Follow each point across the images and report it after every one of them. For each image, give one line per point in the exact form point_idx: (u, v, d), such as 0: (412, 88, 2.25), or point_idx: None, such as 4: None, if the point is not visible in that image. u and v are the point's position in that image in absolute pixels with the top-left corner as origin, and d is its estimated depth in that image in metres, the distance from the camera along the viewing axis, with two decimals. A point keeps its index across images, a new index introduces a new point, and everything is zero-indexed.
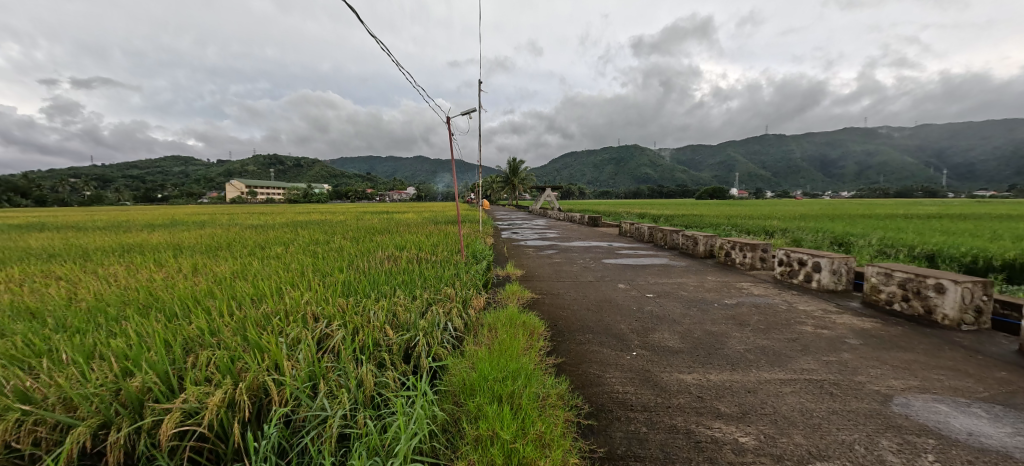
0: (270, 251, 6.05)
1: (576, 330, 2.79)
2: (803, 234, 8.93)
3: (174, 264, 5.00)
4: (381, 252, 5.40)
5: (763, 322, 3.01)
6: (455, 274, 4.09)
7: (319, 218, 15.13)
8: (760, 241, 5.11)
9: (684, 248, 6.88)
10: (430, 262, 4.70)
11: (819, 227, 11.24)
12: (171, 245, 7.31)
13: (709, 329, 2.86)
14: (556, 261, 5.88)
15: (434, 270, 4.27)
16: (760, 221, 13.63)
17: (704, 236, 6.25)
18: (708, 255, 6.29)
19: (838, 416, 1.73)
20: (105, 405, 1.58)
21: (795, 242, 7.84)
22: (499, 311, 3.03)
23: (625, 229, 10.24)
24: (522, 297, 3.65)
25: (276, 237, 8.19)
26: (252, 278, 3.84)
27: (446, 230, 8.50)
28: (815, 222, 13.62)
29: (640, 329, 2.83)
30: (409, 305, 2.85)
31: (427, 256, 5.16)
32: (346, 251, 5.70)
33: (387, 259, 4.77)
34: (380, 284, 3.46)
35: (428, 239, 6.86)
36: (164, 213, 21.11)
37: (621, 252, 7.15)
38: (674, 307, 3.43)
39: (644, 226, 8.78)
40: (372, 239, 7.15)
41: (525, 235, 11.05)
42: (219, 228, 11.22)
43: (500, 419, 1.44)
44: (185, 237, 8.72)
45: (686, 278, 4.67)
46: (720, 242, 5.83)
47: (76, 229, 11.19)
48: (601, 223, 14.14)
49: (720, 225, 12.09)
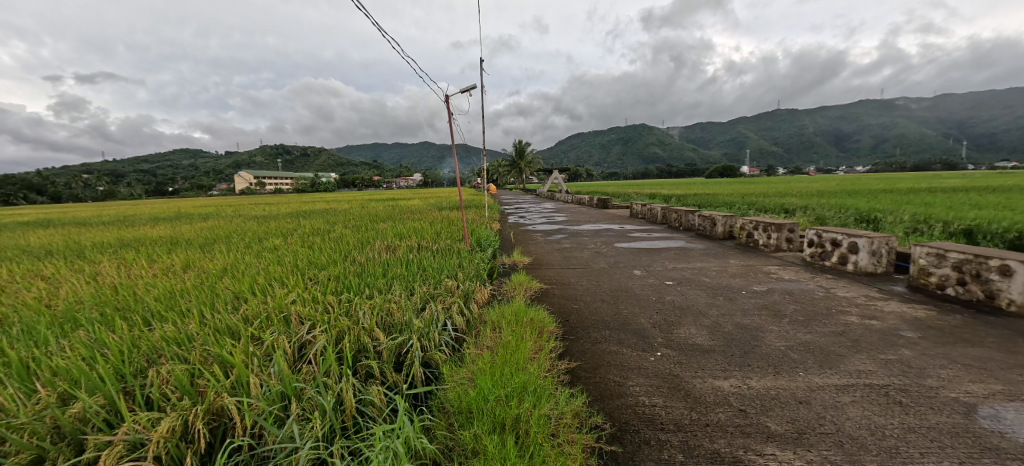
0: (267, 243, 5.86)
1: (590, 326, 2.49)
2: (826, 211, 8.45)
3: (166, 259, 4.83)
4: (379, 241, 5.14)
5: (801, 312, 2.67)
6: (456, 264, 3.80)
7: (324, 206, 14.99)
8: (786, 221, 4.74)
9: (700, 229, 6.49)
10: (430, 251, 4.44)
11: (841, 203, 10.75)
12: (169, 238, 7.19)
13: (741, 322, 2.53)
14: (565, 247, 5.54)
15: (435, 260, 3.99)
16: (777, 200, 13.07)
17: (721, 216, 5.88)
18: (726, 236, 5.91)
19: (916, 435, 1.41)
20: (38, 437, 1.36)
21: (817, 220, 7.39)
22: (504, 306, 2.72)
23: (636, 210, 9.84)
24: (529, 288, 3.36)
25: (275, 228, 8.01)
26: (241, 274, 3.63)
27: (450, 216, 8.20)
28: (835, 198, 13.07)
29: (663, 324, 2.52)
30: (403, 302, 2.58)
31: (429, 244, 4.89)
32: (344, 241, 5.47)
33: (385, 249, 4.52)
34: (375, 278, 3.20)
35: (430, 226, 6.57)
36: (171, 205, 21.25)
37: (634, 234, 6.78)
38: (697, 296, 3.10)
39: (657, 207, 8.36)
40: (373, 228, 6.90)
41: (533, 218, 10.74)
42: (223, 219, 11.13)
43: (502, 454, 1.16)
44: (185, 230, 8.58)
45: (707, 262, 4.33)
46: (741, 223, 5.43)
47: (82, 225, 11.17)
48: (611, 205, 13.71)
49: (735, 205, 11.58)
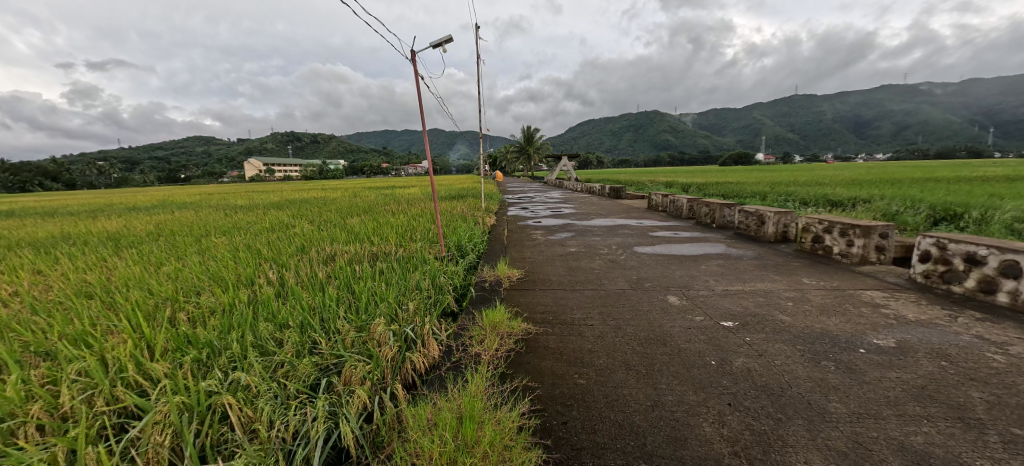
0: (201, 244, 4.75)
1: (608, 450, 1.27)
2: (890, 205, 6.97)
3: (44, 269, 3.70)
4: (325, 246, 3.96)
5: (1007, 416, 1.42)
6: (404, 291, 2.60)
7: (314, 195, 13.90)
8: (877, 222, 3.43)
9: (741, 228, 5.17)
10: (383, 264, 3.24)
11: (898, 194, 9.16)
12: (108, 234, 6.17)
13: (908, 444, 1.29)
14: (570, 251, 4.30)
15: (379, 280, 2.78)
16: (816, 189, 11.46)
17: (773, 212, 4.55)
18: (778, 238, 4.59)
19: None
20: None
21: (883, 218, 6.00)
22: (450, 394, 1.50)
23: (655, 201, 8.45)
24: (510, 332, 2.14)
25: (234, 222, 6.92)
26: (99, 299, 2.54)
27: (437, 209, 6.97)
28: (884, 187, 11.44)
29: (749, 443, 1.29)
30: (257, 393, 1.41)
31: (386, 252, 3.69)
32: (289, 242, 4.32)
33: (325, 259, 3.34)
34: (260, 321, 2.03)
35: (406, 224, 5.37)
36: (162, 194, 20.42)
37: (656, 234, 5.46)
38: (786, 358, 1.85)
39: (682, 198, 7.00)
40: (339, 224, 5.74)
41: (537, 210, 9.45)
42: (194, 210, 10.10)
43: None
44: (137, 223, 7.55)
45: (770, 282, 3.04)
46: (805, 222, 4.12)
47: (44, 215, 10.22)
48: (625, 195, 12.30)
49: (768, 196, 10.07)
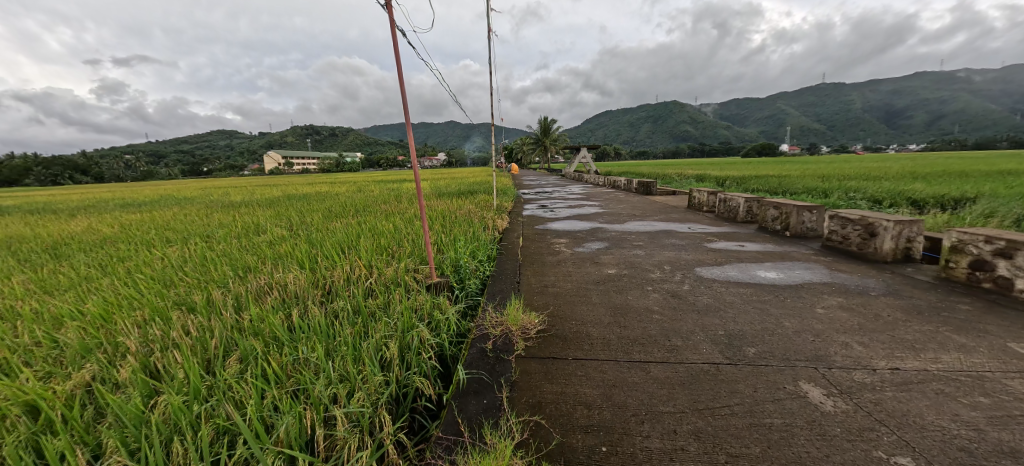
0: (139, 256, 3.80)
1: None
2: (1009, 207, 5.47)
3: None
4: (273, 266, 2.90)
5: None
6: (339, 379, 1.49)
7: (319, 190, 13.07)
8: None
9: (832, 239, 3.88)
10: (337, 306, 2.16)
11: (997, 191, 7.53)
12: (61, 238, 5.31)
13: None
14: (608, 275, 3.12)
15: (308, 347, 1.67)
16: (883, 184, 9.82)
17: (893, 222, 3.25)
18: (896, 257, 3.33)
19: None
20: None
21: (1016, 226, 4.56)
22: None
23: (697, 199, 7.14)
24: None
25: (207, 224, 6.00)
26: None
27: (439, 209, 5.86)
28: (968, 182, 9.69)
29: None
30: None
31: (350, 281, 2.59)
32: (237, 257, 3.30)
33: (253, 293, 2.28)
34: None
35: (396, 231, 4.27)
36: (172, 187, 20.08)
37: (715, 245, 4.22)
38: None
39: (737, 198, 5.69)
40: (317, 229, 4.71)
41: (558, 209, 8.23)
42: (187, 206, 9.36)
43: None
44: (106, 224, 6.69)
45: (963, 356, 1.80)
46: (956, 237, 2.82)
47: (34, 212, 9.65)
48: (655, 191, 10.94)
49: (830, 192, 8.58)
